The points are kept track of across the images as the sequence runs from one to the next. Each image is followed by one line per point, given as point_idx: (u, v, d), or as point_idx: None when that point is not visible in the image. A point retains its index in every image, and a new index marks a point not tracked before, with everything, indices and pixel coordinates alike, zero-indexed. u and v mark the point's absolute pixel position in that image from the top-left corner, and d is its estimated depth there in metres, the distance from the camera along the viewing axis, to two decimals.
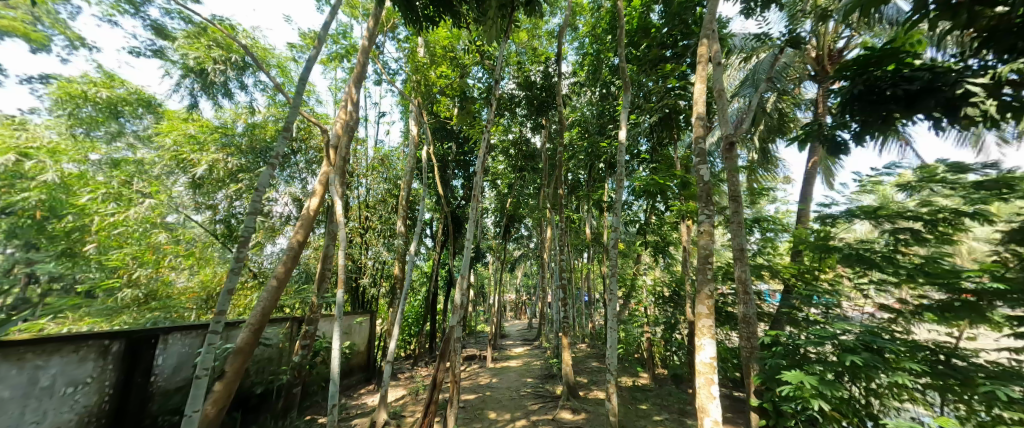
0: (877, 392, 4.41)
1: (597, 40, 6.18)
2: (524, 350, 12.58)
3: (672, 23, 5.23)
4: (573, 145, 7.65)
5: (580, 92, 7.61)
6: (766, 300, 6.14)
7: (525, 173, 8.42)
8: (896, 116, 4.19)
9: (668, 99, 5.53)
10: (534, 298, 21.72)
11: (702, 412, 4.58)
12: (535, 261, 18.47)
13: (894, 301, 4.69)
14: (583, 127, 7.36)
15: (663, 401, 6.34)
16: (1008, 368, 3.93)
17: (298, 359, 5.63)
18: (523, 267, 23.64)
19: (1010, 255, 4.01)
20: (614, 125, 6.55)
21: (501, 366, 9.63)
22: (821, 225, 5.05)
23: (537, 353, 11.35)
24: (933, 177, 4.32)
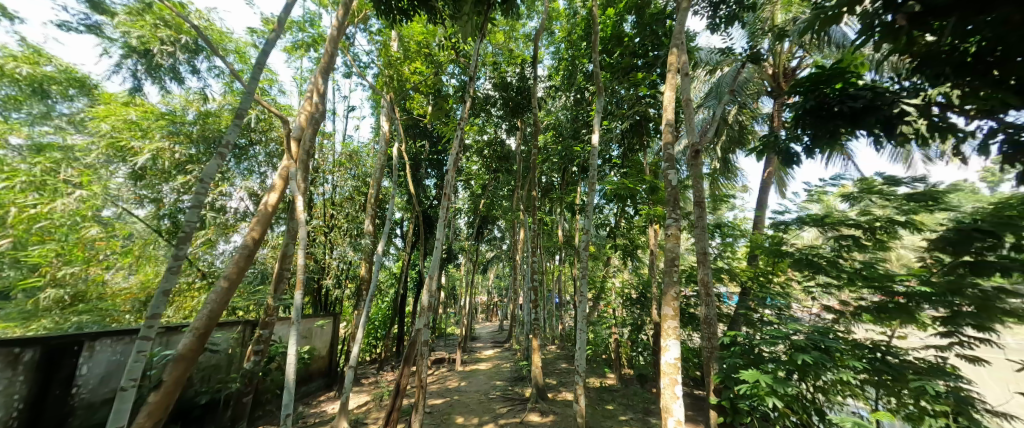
0: (823, 389, 4.74)
1: (573, 46, 6.37)
2: (493, 353, 12.57)
3: (643, 34, 5.54)
4: (548, 148, 7.90)
5: (556, 95, 7.80)
6: (725, 302, 6.47)
7: (499, 174, 8.56)
8: (843, 131, 4.60)
9: (639, 106, 5.85)
10: (505, 300, 21.80)
11: (666, 411, 4.76)
12: (506, 262, 18.57)
13: (837, 303, 5.09)
14: (557, 130, 7.61)
15: (629, 401, 6.49)
16: (932, 364, 4.39)
17: (250, 366, 5.12)
18: (495, 268, 23.71)
19: (934, 261, 4.46)
20: (587, 129, 6.77)
21: (470, 369, 9.53)
22: (775, 231, 5.41)
23: (506, 356, 11.37)
24: (871, 189, 4.74)
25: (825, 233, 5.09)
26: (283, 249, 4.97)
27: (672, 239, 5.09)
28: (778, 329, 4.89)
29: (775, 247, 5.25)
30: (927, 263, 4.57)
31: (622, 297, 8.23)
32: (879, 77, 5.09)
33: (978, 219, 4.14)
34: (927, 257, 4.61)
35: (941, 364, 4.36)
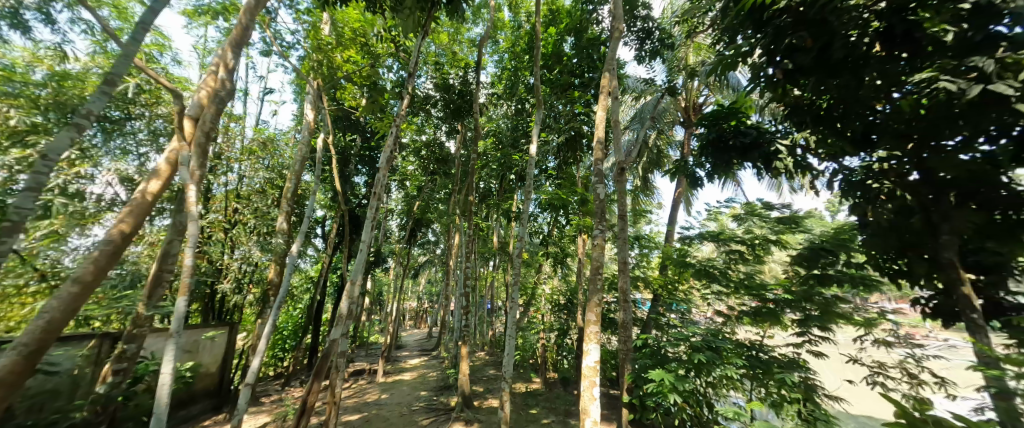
0: (712, 384, 5.44)
1: (516, 57, 6.96)
2: (419, 361, 12.45)
3: (581, 56, 6.30)
4: (487, 154, 8.38)
5: (497, 103, 8.42)
6: (640, 307, 7.15)
7: (436, 176, 8.64)
8: (735, 162, 5.42)
9: (574, 121, 6.58)
10: (435, 307, 21.59)
11: (584, 413, 5.06)
12: (439, 268, 18.56)
13: (726, 309, 5.94)
14: (497, 137, 8.13)
15: (551, 405, 6.81)
16: (790, 359, 5.36)
17: (107, 387, 4.43)
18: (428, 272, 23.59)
19: (795, 273, 5.48)
20: (525, 139, 7.27)
21: (393, 380, 9.12)
22: (681, 245, 6.19)
23: (431, 366, 11.20)
24: (754, 211, 5.65)
25: (718, 246, 5.94)
26: (165, 246, 4.13)
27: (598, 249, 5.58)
28: (681, 332, 5.58)
29: (681, 258, 5.98)
30: (790, 275, 5.58)
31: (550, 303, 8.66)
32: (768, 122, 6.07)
33: (823, 240, 5.18)
34: (790, 271, 5.63)
35: (797, 359, 5.34)
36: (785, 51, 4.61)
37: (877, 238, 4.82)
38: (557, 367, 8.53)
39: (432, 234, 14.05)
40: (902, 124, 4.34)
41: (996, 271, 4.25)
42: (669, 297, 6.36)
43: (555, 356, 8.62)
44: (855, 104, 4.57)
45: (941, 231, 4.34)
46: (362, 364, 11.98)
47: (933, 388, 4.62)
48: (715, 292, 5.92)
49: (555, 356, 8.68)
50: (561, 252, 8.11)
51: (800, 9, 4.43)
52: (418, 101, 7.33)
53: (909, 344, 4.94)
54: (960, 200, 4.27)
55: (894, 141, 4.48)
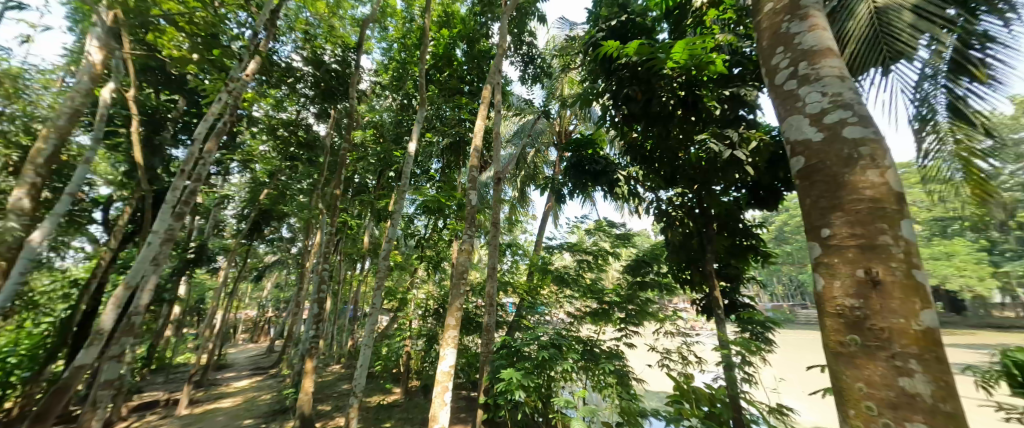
0: (553, 378, 5.98)
1: (406, 49, 8.99)
2: (251, 381, 11.60)
3: (472, 64, 9.24)
4: (366, 147, 10.13)
5: (381, 93, 10.43)
6: (507, 310, 8.01)
7: (295, 162, 9.84)
8: (591, 185, 6.93)
9: (459, 125, 9.30)
10: (280, 319, 19.54)
11: (432, 421, 4.87)
12: (291, 269, 17.20)
13: (575, 309, 7.09)
14: (378, 129, 10.18)
15: (407, 415, 7.62)
16: (612, 352, 6.28)
17: None
18: (274, 275, 21.54)
19: (624, 280, 6.81)
20: (407, 135, 9.65)
21: (204, 411, 8.40)
22: (547, 254, 7.49)
23: (263, 387, 10.65)
24: (600, 228, 7.19)
25: (573, 255, 7.33)
26: None
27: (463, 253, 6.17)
28: (532, 332, 6.11)
29: (545, 264, 7.14)
30: (620, 283, 6.86)
31: (421, 307, 8.93)
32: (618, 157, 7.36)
33: (643, 254, 6.68)
34: (621, 279, 6.92)
35: (618, 351, 6.32)
36: (622, 101, 5.48)
37: (672, 253, 6.05)
38: (424, 373, 8.76)
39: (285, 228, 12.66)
40: (693, 170, 5.62)
41: (737, 281, 5.99)
42: (534, 299, 7.39)
43: (422, 362, 8.83)
44: (665, 151, 5.75)
45: (707, 248, 5.62)
46: (159, 391, 10.19)
47: (697, 365, 5.93)
48: (567, 297, 7.13)
49: (422, 362, 8.88)
50: (436, 257, 9.54)
51: (636, 66, 5.22)
52: (282, 71, 7.63)
53: (684, 336, 6.32)
54: (723, 231, 5.76)
55: (686, 182, 5.77)
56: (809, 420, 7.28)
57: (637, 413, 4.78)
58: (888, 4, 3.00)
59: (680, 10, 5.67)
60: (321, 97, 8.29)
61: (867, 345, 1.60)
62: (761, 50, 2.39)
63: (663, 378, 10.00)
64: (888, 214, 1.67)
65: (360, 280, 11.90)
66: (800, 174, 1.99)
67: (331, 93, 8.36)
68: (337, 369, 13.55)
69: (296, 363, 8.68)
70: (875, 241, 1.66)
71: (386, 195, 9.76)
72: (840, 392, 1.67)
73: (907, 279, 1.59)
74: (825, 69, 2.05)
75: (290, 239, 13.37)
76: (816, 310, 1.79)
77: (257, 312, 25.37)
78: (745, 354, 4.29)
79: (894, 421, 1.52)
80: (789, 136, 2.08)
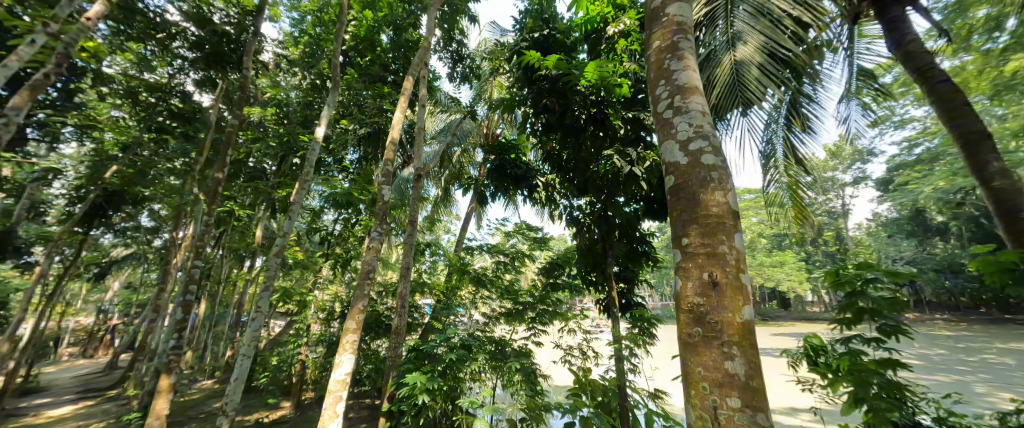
0: (461, 380, 6.11)
1: (321, 25, 9.06)
2: (69, 410, 9.58)
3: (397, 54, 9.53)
4: (266, 128, 9.72)
5: (290, 69, 10.11)
6: (423, 312, 8.17)
7: (172, 138, 9.09)
8: (512, 189, 7.27)
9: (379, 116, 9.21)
10: (137, 326, 16.77)
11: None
12: (155, 266, 14.91)
13: (491, 309, 7.36)
14: (280, 111, 9.76)
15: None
16: (520, 350, 6.55)
17: None
18: (129, 273, 18.39)
19: (538, 280, 7.33)
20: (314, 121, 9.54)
21: None
22: (466, 255, 7.95)
23: (107, 411, 9.27)
24: (520, 231, 7.80)
25: (492, 256, 7.80)
26: None
27: (374, 251, 6.07)
28: (444, 333, 6.18)
29: (464, 265, 7.65)
30: (535, 284, 7.28)
31: (324, 310, 8.52)
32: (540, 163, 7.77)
33: (555, 256, 7.29)
34: (536, 280, 7.34)
35: (527, 349, 6.63)
36: (541, 110, 6.05)
37: (581, 256, 6.54)
38: (322, 383, 8.32)
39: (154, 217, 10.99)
40: (600, 181, 6.10)
41: (632, 283, 6.74)
42: (451, 300, 7.57)
43: (320, 371, 8.38)
44: (577, 162, 6.17)
45: (608, 252, 6.19)
46: None
47: (596, 358, 6.51)
48: (483, 299, 7.52)
49: (319, 371, 8.43)
50: (344, 257, 9.28)
51: (554, 80, 5.76)
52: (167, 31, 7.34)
53: (583, 333, 6.89)
54: (623, 238, 6.36)
55: (594, 192, 6.20)
56: (680, 404, 8.52)
57: (540, 408, 5.14)
58: (740, 60, 4.48)
59: (597, 33, 6.22)
60: (210, 61, 8.00)
61: (704, 334, 2.04)
62: (648, 82, 2.83)
63: (566, 372, 10.89)
64: (725, 229, 2.15)
65: (249, 279, 10.86)
66: (670, 192, 2.44)
67: (219, 58, 8.06)
68: (209, 384, 12.07)
69: (146, 382, 8.00)
70: (716, 250, 2.13)
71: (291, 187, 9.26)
72: (686, 375, 2.09)
73: (734, 281, 2.07)
74: (694, 105, 2.53)
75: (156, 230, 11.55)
76: (674, 306, 2.21)
77: (97, 319, 21.11)
78: (633, 347, 4.91)
79: (719, 394, 1.95)
80: (665, 158, 2.52)
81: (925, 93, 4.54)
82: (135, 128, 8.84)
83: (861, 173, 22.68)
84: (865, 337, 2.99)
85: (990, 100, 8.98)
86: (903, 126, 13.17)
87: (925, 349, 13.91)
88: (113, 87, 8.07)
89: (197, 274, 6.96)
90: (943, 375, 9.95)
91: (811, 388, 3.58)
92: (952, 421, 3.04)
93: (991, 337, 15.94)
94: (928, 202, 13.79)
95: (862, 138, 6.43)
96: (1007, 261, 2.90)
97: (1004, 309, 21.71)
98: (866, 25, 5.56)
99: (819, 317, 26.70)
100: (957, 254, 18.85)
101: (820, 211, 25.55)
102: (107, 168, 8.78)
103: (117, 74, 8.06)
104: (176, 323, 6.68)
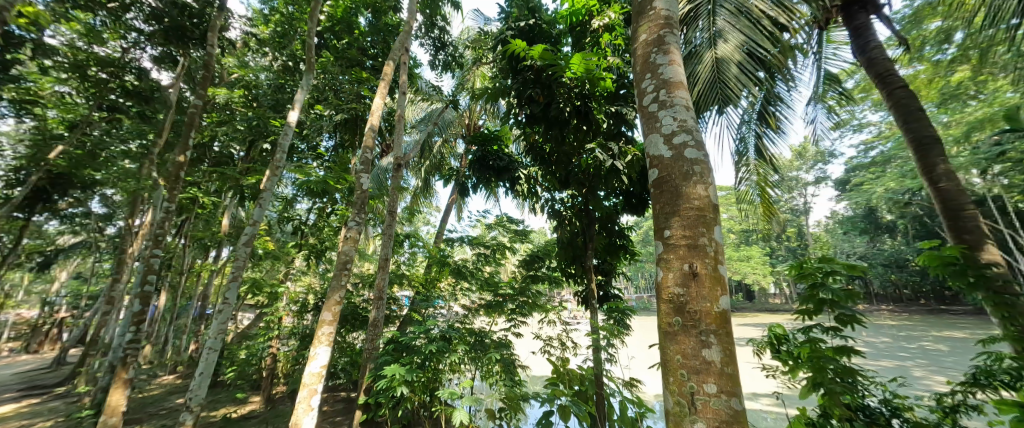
0: (440, 372, 6.15)
1: (296, 5, 8.85)
2: (12, 408, 9.04)
3: (377, 37, 9.39)
4: (234, 110, 9.34)
5: (262, 51, 9.74)
6: (402, 304, 8.20)
7: (134, 121, 8.58)
8: (493, 180, 7.18)
9: (357, 101, 9.05)
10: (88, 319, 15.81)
11: (296, 425, 4.95)
12: (109, 255, 14.08)
13: (471, 302, 7.45)
14: (249, 93, 9.39)
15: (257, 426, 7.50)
16: (500, 341, 6.61)
17: None
18: (79, 262, 17.26)
19: (519, 274, 7.42)
20: (287, 107, 9.25)
21: None
22: (446, 247, 7.99)
23: (61, 409, 8.83)
24: (500, 223, 7.89)
25: (473, 248, 7.84)
26: None
27: (351, 242, 5.98)
28: (423, 325, 6.16)
29: (444, 257, 7.71)
30: (515, 276, 7.46)
31: (296, 303, 8.34)
32: (523, 156, 7.87)
33: (536, 250, 7.41)
34: (516, 272, 7.53)
35: (506, 340, 6.70)
36: (526, 101, 5.96)
37: (561, 249, 6.68)
38: (294, 376, 8.18)
39: (108, 203, 10.37)
40: (581, 175, 6.30)
41: (610, 275, 6.94)
42: (430, 292, 7.64)
43: (292, 364, 8.23)
44: (560, 155, 6.30)
45: (588, 245, 6.35)
46: None
47: (574, 348, 6.67)
48: (463, 292, 7.58)
49: (291, 364, 8.27)
50: (317, 248, 9.12)
51: (539, 70, 5.80)
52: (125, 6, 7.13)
53: (561, 325, 7.05)
54: (601, 231, 6.57)
55: (576, 186, 6.39)
56: (652, 391, 8.91)
57: (518, 398, 5.20)
58: (720, 58, 4.73)
59: (581, 26, 6.31)
60: (170, 37, 7.74)
61: (682, 324, 2.19)
62: (635, 75, 2.93)
63: (545, 362, 11.19)
64: (706, 222, 2.30)
65: (215, 270, 10.50)
66: (654, 184, 2.56)
67: (180, 33, 7.82)
68: (171, 380, 11.64)
69: (101, 378, 7.60)
70: (697, 242, 2.27)
71: (260, 176, 8.98)
72: (666, 362, 2.22)
73: (713, 272, 2.21)
74: (678, 100, 2.65)
75: (111, 218, 10.89)
76: (656, 297, 2.34)
77: (41, 311, 19.69)
78: (610, 337, 5.05)
79: (696, 380, 2.10)
80: (650, 151, 2.64)
81: (885, 97, 4.84)
82: (84, 106, 8.14)
83: (822, 173, 23.96)
84: (824, 326, 3.21)
85: (937, 107, 9.70)
86: (860, 129, 14.02)
87: (873, 336, 14.97)
88: (57, 60, 7.20)
89: (157, 264, 6.70)
90: (887, 360, 10.76)
91: (774, 374, 3.80)
92: (896, 403, 3.31)
93: (929, 326, 17.28)
94: (880, 201, 14.78)
95: (826, 139, 6.81)
96: (949, 255, 3.14)
97: (942, 300, 23.59)
98: (835, 31, 5.89)
99: (779, 309, 28.13)
100: (903, 250, 20.25)
101: (785, 209, 26.81)
102: (51, 150, 7.85)
103: (60, 46, 7.23)
104: (133, 315, 6.40)
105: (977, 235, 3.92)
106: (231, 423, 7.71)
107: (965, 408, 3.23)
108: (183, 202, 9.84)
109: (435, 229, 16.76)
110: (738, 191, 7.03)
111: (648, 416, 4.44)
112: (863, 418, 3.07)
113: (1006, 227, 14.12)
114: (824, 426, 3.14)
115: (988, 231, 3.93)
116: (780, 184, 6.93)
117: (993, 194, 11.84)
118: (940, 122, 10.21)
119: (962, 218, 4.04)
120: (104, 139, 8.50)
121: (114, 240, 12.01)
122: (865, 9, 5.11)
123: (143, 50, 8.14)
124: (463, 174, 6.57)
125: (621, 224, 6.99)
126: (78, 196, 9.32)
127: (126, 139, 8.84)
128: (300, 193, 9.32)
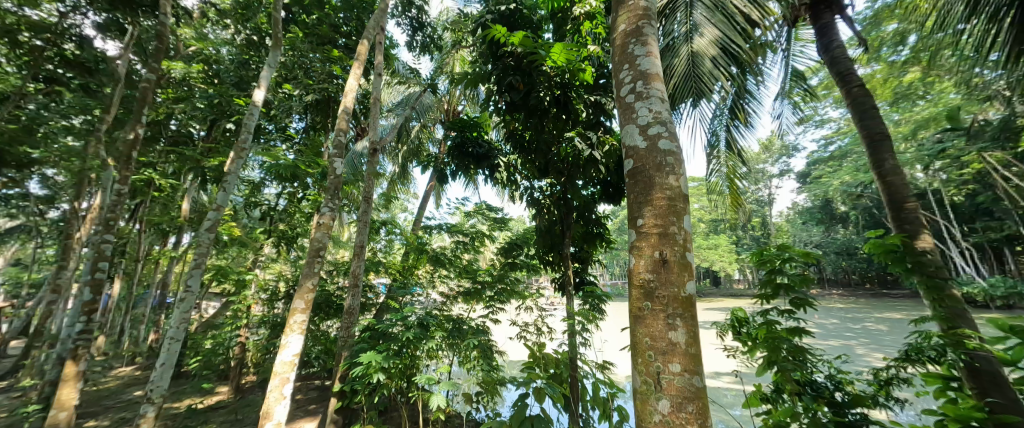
0: (417, 359, 6.13)
1: None
2: None
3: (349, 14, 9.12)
4: (194, 87, 8.86)
5: (225, 25, 9.31)
6: (377, 291, 8.22)
7: (77, 93, 8.12)
8: (472, 168, 7.21)
9: (329, 81, 8.78)
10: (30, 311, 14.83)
11: (267, 414, 4.90)
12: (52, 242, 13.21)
13: (449, 288, 7.48)
14: (210, 69, 8.95)
15: (228, 416, 7.44)
16: (477, 327, 6.66)
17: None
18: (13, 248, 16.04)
19: (497, 261, 7.51)
20: (252, 87, 8.91)
21: None
22: (425, 234, 7.97)
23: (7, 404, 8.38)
24: (478, 211, 7.94)
25: (450, 236, 7.86)
26: None
27: (324, 228, 5.89)
28: (400, 312, 6.18)
29: (422, 244, 7.72)
30: (493, 264, 7.51)
31: (266, 290, 8.10)
32: (501, 143, 7.88)
33: (515, 238, 7.54)
34: (494, 259, 7.57)
35: (483, 327, 6.76)
36: (506, 88, 5.97)
37: (540, 237, 6.78)
38: (265, 365, 8.07)
39: (50, 184, 9.68)
40: (560, 164, 6.34)
41: (586, 262, 7.11)
42: (408, 280, 7.63)
43: (261, 353, 8.13)
44: (540, 143, 6.32)
45: (565, 233, 6.47)
46: None
47: (550, 333, 6.82)
48: (441, 280, 7.58)
49: (260, 353, 8.15)
50: (289, 233, 8.96)
51: (518, 57, 5.84)
52: None
53: (534, 310, 7.19)
54: (579, 220, 6.65)
55: (555, 174, 6.47)
56: (622, 374, 9.32)
57: (495, 381, 5.31)
58: (697, 50, 4.84)
59: (563, 13, 6.32)
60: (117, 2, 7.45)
61: (650, 306, 2.32)
62: (613, 65, 3.01)
63: (521, 347, 11.55)
64: (676, 211, 2.43)
65: (177, 256, 10.11)
66: (629, 174, 2.67)
67: None
68: (128, 371, 11.25)
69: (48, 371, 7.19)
70: (667, 231, 2.40)
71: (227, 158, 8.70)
72: (635, 344, 2.36)
73: (681, 259, 2.35)
74: (654, 92, 2.75)
75: (53, 200, 10.15)
76: (628, 282, 2.46)
77: None
78: (585, 322, 5.17)
79: (662, 360, 2.24)
80: (625, 141, 2.75)
81: (844, 95, 5.10)
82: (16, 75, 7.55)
83: (785, 166, 25.17)
84: (780, 309, 3.37)
85: (889, 106, 10.44)
86: (822, 124, 14.79)
87: (823, 318, 16.07)
88: None
89: (110, 250, 6.39)
90: (835, 340, 11.61)
91: (734, 354, 3.99)
92: (840, 377, 3.55)
93: (873, 309, 18.69)
94: (835, 194, 15.73)
95: (790, 133, 7.16)
96: (891, 243, 3.39)
97: (884, 285, 25.59)
98: (802, 30, 6.17)
99: (741, 294, 29.62)
100: (854, 239, 21.68)
101: (751, 200, 28.03)
102: None
103: None
104: (83, 305, 6.08)
105: (916, 225, 4.24)
106: (197, 414, 7.60)
107: (898, 380, 3.51)
108: (137, 185, 9.29)
109: (412, 217, 16.79)
110: (708, 182, 7.33)
111: (619, 396, 4.60)
112: (811, 392, 3.31)
113: (943, 218, 15.37)
114: (776, 400, 3.41)
115: (926, 222, 4.25)
116: (747, 176, 7.24)
117: (933, 188, 12.87)
118: (891, 120, 10.95)
119: (905, 211, 4.36)
120: (41, 113, 7.71)
121: (57, 225, 11.19)
122: (830, 8, 5.34)
123: (85, 13, 7.66)
124: (447, 156, 6.68)
125: (598, 213, 7.15)
126: (12, 176, 8.37)
127: (69, 114, 8.11)
128: (269, 177, 9.02)
